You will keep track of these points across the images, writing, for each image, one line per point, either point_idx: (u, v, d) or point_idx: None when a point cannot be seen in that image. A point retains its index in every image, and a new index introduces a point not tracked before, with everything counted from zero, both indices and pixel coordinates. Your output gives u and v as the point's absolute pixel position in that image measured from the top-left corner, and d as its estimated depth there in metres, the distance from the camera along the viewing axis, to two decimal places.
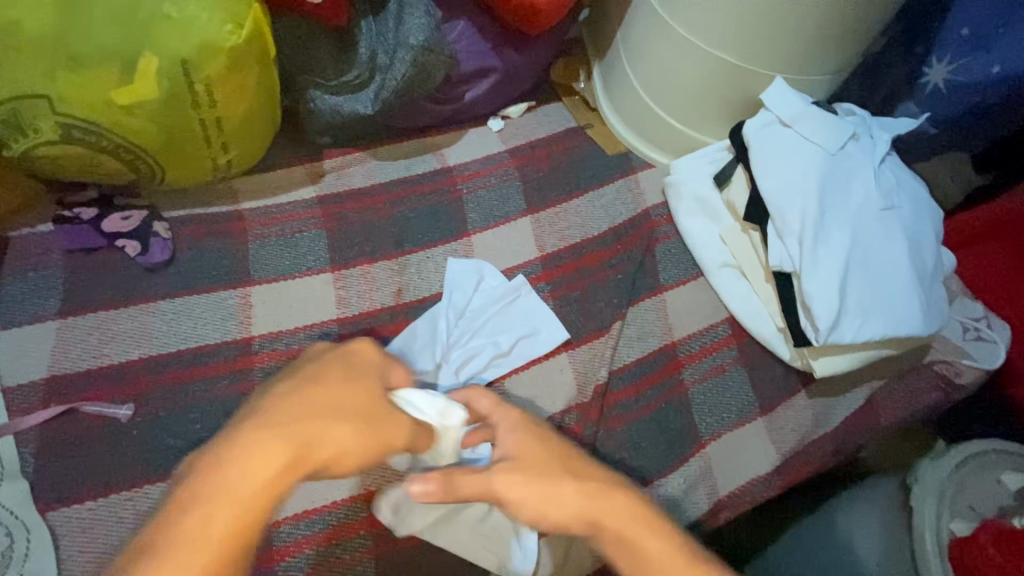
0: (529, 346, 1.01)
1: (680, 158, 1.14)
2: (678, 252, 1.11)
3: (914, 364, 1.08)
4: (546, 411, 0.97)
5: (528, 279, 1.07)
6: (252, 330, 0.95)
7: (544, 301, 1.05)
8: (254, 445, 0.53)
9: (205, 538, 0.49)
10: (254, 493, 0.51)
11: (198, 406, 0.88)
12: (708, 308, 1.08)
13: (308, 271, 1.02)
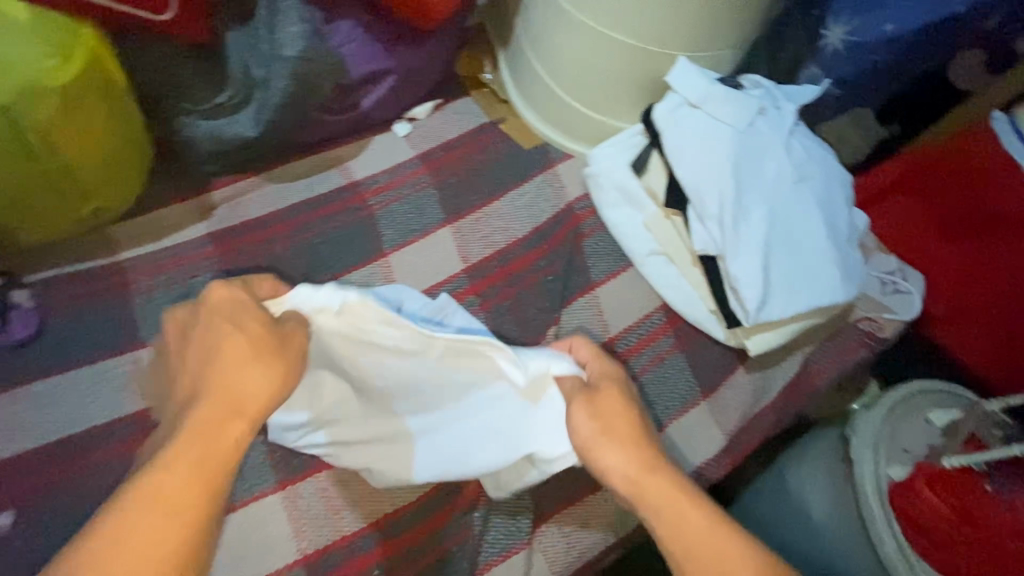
0: None
1: (597, 147, 1.10)
2: (606, 245, 1.09)
3: (840, 326, 1.11)
4: None
5: (454, 295, 1.02)
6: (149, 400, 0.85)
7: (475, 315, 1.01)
8: (188, 454, 0.59)
9: (160, 545, 0.54)
10: (204, 481, 0.59)
11: (96, 496, 0.78)
12: (641, 299, 1.06)
13: None
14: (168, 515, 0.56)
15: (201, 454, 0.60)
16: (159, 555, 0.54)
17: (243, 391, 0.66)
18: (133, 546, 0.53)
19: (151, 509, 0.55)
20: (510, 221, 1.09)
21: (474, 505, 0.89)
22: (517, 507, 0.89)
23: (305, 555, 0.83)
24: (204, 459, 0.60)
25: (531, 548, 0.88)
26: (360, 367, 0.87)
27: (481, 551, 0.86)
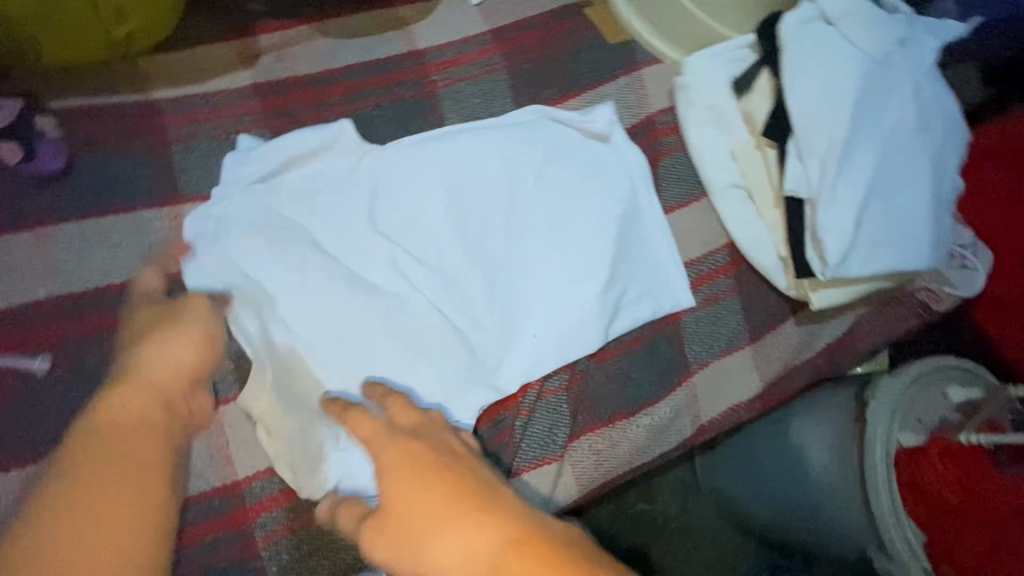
0: None
1: (695, 55, 0.97)
2: (678, 173, 0.99)
3: (897, 294, 1.08)
4: None
5: None
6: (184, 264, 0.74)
7: None
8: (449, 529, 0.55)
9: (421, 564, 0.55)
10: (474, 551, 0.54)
11: None
12: (708, 232, 0.99)
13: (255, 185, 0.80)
14: (106, 520, 0.49)
15: (167, 404, 0.61)
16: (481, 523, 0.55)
17: (163, 359, 0.64)
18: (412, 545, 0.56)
19: (109, 494, 0.50)
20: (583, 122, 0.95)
21: (514, 414, 0.86)
22: (555, 423, 0.88)
23: None
24: (140, 434, 0.56)
25: (563, 462, 0.87)
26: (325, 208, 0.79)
27: (516, 457, 0.85)
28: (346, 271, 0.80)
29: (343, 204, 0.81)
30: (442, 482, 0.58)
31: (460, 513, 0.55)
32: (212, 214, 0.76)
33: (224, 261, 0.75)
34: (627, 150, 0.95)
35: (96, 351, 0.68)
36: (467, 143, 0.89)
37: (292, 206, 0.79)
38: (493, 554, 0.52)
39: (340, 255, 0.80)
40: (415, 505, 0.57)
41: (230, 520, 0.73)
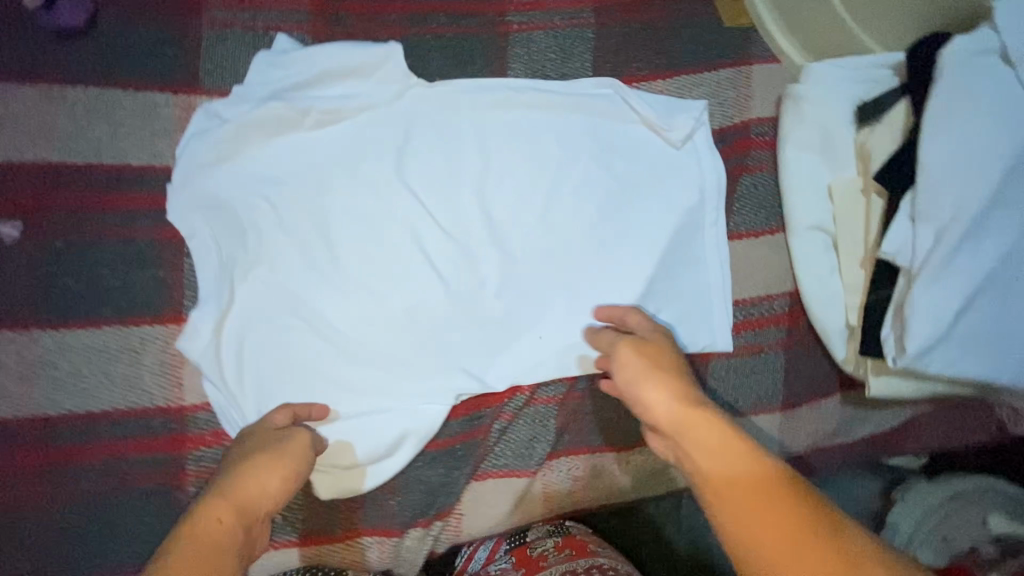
0: None
1: (823, 63, 0.81)
2: (759, 198, 0.85)
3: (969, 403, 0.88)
4: None
5: None
6: (181, 163, 0.66)
7: None
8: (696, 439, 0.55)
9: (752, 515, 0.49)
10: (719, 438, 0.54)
11: (108, 247, 0.63)
12: (773, 273, 0.85)
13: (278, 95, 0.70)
14: None
15: (241, 512, 0.50)
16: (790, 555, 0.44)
17: (251, 484, 0.53)
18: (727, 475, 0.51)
19: None
20: (666, 111, 0.81)
21: (495, 416, 0.78)
22: (536, 436, 0.80)
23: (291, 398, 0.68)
24: (218, 550, 0.45)
25: (533, 479, 0.80)
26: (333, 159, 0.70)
27: (484, 460, 0.78)
28: (346, 218, 0.70)
29: (363, 142, 0.71)
30: (679, 377, 0.61)
31: (702, 414, 0.56)
32: (223, 117, 0.68)
33: (219, 176, 0.66)
34: (706, 158, 0.81)
35: (72, 234, 0.63)
36: (524, 108, 0.77)
37: (301, 131, 0.69)
38: (721, 438, 0.53)
39: (348, 197, 0.70)
40: (661, 365, 0.63)
41: (163, 445, 0.63)
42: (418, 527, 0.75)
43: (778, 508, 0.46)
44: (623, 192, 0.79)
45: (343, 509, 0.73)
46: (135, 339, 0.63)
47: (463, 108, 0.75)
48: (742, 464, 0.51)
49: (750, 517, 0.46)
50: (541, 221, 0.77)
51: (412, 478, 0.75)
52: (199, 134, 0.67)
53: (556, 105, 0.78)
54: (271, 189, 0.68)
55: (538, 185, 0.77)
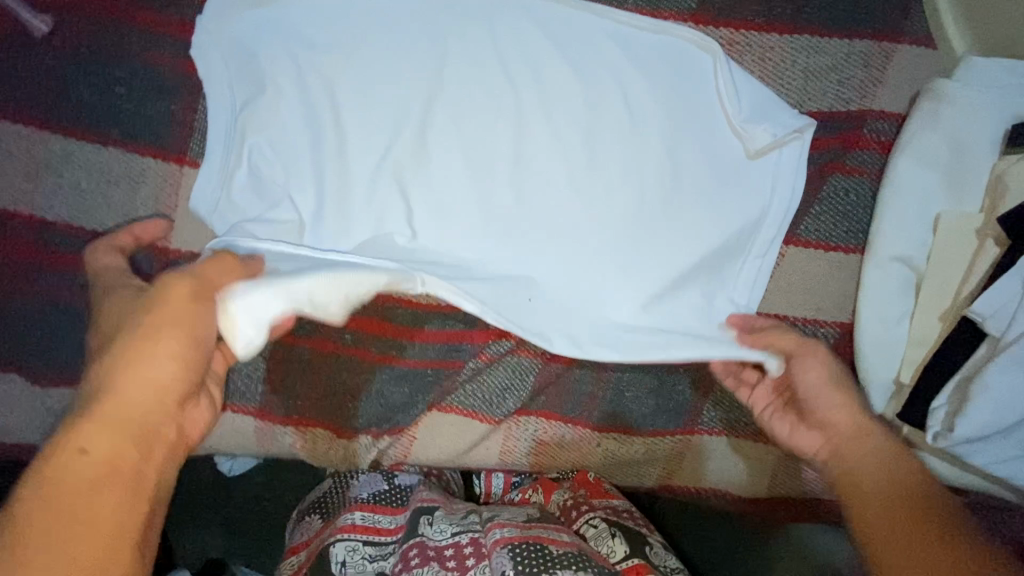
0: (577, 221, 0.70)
1: (987, 63, 0.64)
2: (846, 207, 0.71)
3: None
4: None
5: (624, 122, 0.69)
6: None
7: (630, 167, 0.70)
8: (875, 468, 0.57)
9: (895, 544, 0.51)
10: (895, 484, 0.55)
11: (130, 67, 0.61)
12: (830, 297, 0.72)
13: None
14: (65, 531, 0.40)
15: (184, 363, 0.48)
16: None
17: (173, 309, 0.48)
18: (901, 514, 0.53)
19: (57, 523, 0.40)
20: (754, 111, 0.68)
21: (475, 353, 0.74)
22: (511, 386, 0.75)
23: None
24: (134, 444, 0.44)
25: (495, 428, 0.77)
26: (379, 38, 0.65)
27: (453, 392, 0.75)
28: (378, 114, 0.65)
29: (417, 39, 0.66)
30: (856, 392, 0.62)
31: (879, 438, 0.58)
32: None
33: (252, 24, 0.62)
34: (790, 150, 0.68)
35: (99, 44, 0.60)
36: (604, 49, 0.68)
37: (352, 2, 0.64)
38: (880, 472, 0.56)
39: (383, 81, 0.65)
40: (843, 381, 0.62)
41: None
42: (369, 436, 0.74)
43: (930, 548, 0.49)
44: (684, 174, 0.70)
45: (303, 397, 0.71)
46: (139, 168, 0.62)
47: (535, 29, 0.68)
48: (909, 508, 0.53)
49: (897, 541, 0.51)
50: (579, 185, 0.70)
51: (379, 390, 0.73)
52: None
53: (642, 49, 0.69)
54: (306, 53, 0.63)
55: (590, 142, 0.69)
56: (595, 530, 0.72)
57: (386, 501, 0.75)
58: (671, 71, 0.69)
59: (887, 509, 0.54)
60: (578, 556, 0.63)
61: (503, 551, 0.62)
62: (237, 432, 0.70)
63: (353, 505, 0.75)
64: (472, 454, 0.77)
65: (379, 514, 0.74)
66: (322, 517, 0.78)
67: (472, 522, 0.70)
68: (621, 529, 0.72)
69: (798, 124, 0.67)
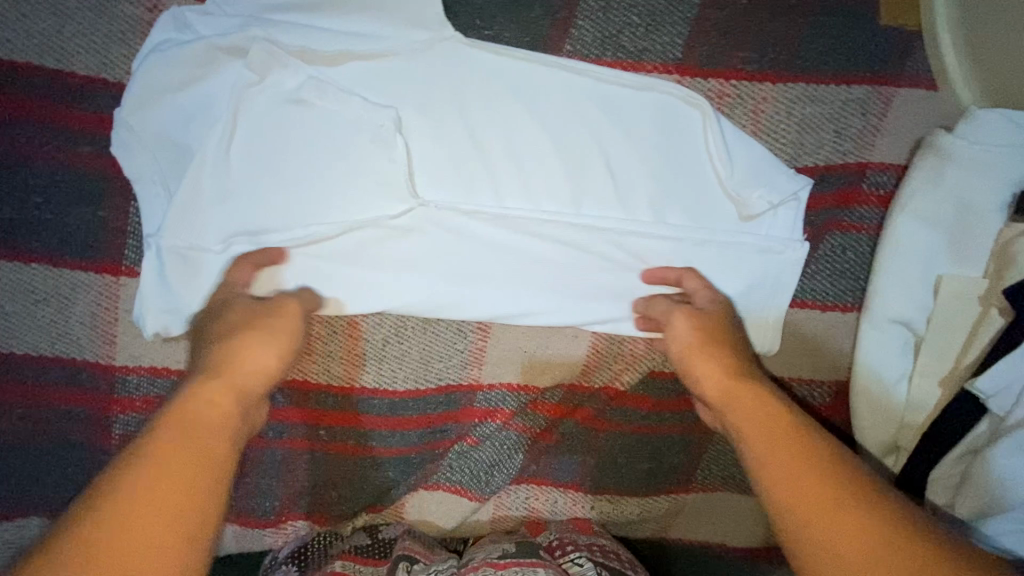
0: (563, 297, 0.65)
1: (996, 117, 0.59)
2: (843, 265, 0.67)
3: None
4: (530, 378, 0.70)
5: (611, 190, 0.63)
6: (140, 85, 0.53)
7: (617, 238, 0.64)
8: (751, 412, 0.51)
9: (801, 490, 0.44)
10: (764, 418, 0.50)
11: (43, 172, 0.53)
12: (826, 357, 0.70)
13: (272, 18, 0.55)
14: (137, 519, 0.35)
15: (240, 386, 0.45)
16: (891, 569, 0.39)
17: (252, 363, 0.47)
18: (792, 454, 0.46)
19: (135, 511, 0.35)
20: (747, 172, 0.63)
21: (460, 433, 0.71)
22: (500, 462, 0.72)
23: None
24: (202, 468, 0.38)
25: (484, 503, 0.74)
26: (331, 115, 0.57)
27: (438, 472, 0.71)
28: (337, 204, 0.58)
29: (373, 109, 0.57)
30: (720, 330, 0.59)
31: (749, 386, 0.53)
32: (198, 30, 0.54)
33: (178, 111, 0.54)
34: (785, 212, 0.64)
35: (5, 148, 0.53)
36: (584, 108, 0.62)
37: (291, 74, 0.55)
38: (776, 441, 0.47)
39: (339, 164, 0.58)
40: (701, 324, 0.59)
41: (91, 399, 0.58)
42: (354, 522, 0.71)
43: (850, 508, 0.42)
44: (676, 246, 0.65)
45: (281, 496, 0.67)
46: (67, 283, 0.55)
47: (505, 91, 0.61)
48: (806, 460, 0.45)
49: (817, 505, 0.43)
50: (564, 260, 0.64)
51: (360, 478, 0.70)
52: (162, 53, 0.53)
53: (627, 109, 0.62)
54: (240, 137, 0.55)
55: (574, 213, 0.63)
56: (579, 568, 0.65)
57: (367, 554, 0.68)
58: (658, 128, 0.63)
59: (780, 445, 0.47)
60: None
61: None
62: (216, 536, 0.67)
63: (335, 556, 0.66)
64: (463, 525, 0.75)
65: (357, 564, 0.65)
66: (297, 568, 0.66)
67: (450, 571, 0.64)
68: (609, 569, 0.65)
69: (796, 185, 0.62)
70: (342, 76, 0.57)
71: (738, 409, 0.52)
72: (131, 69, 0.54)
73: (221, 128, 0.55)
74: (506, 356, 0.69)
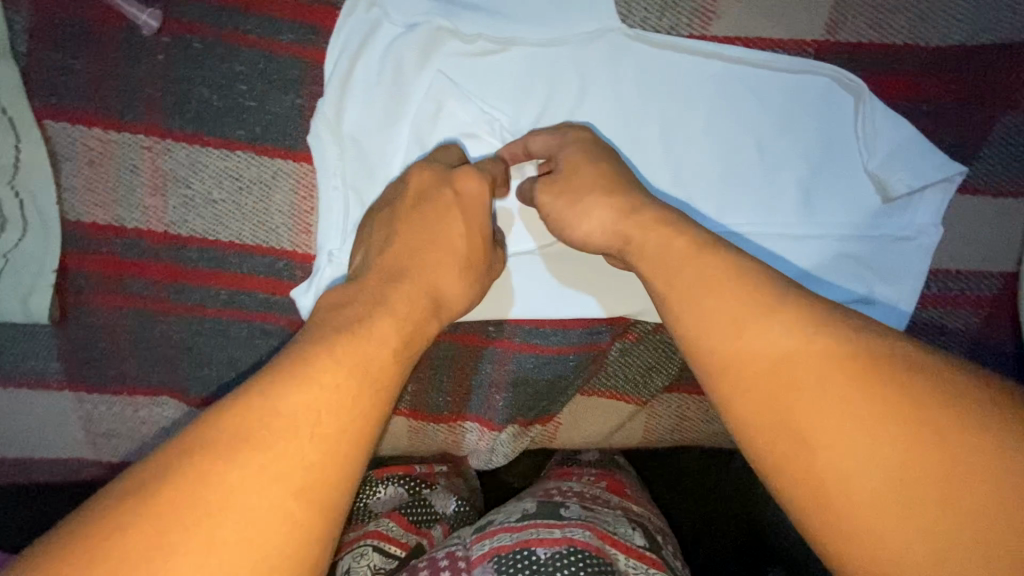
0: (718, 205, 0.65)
1: None
2: (1022, 146, 0.65)
3: None
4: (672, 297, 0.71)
5: (770, 102, 0.63)
6: None
7: (772, 146, 0.64)
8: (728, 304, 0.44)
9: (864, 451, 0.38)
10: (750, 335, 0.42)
11: (249, 58, 0.56)
12: (1001, 248, 0.67)
13: None
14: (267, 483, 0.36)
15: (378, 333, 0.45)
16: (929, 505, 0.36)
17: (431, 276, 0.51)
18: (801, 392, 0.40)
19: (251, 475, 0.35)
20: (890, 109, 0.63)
21: (618, 333, 0.71)
22: (657, 365, 0.72)
23: (466, 336, 0.67)
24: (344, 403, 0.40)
25: (640, 407, 0.74)
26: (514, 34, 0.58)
27: (596, 376, 0.72)
28: (511, 113, 0.60)
29: (547, 45, 0.59)
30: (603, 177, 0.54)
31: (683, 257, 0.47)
32: (388, 15, 0.56)
33: (365, 101, 0.57)
34: (932, 193, 0.64)
35: (215, 36, 0.55)
36: (735, 91, 0.63)
37: (475, 58, 0.58)
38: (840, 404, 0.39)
39: (514, 75, 0.59)
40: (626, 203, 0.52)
41: (283, 287, 0.60)
42: (518, 425, 0.71)
43: (885, 438, 0.37)
44: (834, 150, 0.65)
45: (452, 394, 0.69)
46: (270, 170, 0.58)
47: (674, 42, 0.61)
48: (830, 406, 0.39)
49: (872, 443, 0.37)
50: (728, 152, 0.64)
51: (524, 380, 0.70)
52: (354, 33, 0.56)
53: (803, 3, 0.61)
54: (429, 51, 0.57)
55: (732, 136, 0.64)
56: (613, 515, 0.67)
57: (409, 515, 0.74)
58: (829, 45, 0.62)
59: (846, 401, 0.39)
60: (567, 555, 0.57)
61: (489, 562, 0.59)
62: (390, 433, 0.70)
63: (382, 513, 0.73)
64: (616, 434, 0.76)
65: (395, 523, 0.72)
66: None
67: (455, 541, 0.66)
68: (641, 526, 0.67)
69: (946, 171, 0.63)
70: (511, 66, 0.59)
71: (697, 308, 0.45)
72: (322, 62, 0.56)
73: (400, 127, 0.58)
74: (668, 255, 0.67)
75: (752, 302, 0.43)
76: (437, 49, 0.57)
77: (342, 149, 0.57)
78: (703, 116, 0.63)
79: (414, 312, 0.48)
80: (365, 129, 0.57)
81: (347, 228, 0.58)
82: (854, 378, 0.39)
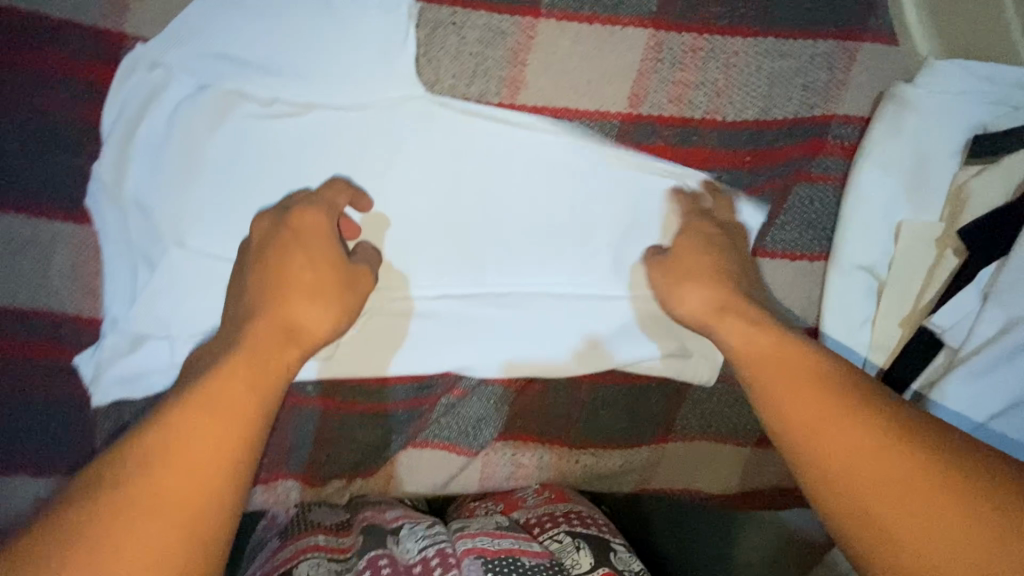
0: (535, 267, 0.67)
1: (951, 62, 0.62)
2: (812, 214, 0.70)
3: None
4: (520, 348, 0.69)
5: (584, 171, 0.66)
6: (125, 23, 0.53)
7: (586, 210, 0.67)
8: (728, 333, 0.57)
9: (893, 481, 0.42)
10: (809, 378, 0.50)
11: (16, 116, 0.53)
12: (797, 306, 0.73)
13: None
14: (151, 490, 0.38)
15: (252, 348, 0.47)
16: (948, 522, 0.39)
17: (295, 283, 0.52)
18: (816, 422, 0.47)
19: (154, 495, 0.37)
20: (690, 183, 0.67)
21: (447, 387, 0.72)
22: (487, 416, 0.74)
23: None
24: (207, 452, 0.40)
25: (472, 458, 0.76)
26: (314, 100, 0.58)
27: (426, 428, 0.73)
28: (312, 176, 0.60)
29: (353, 110, 0.60)
30: (701, 250, 0.63)
31: (733, 311, 0.58)
32: (175, 75, 0.55)
33: (147, 163, 0.55)
34: None
35: None
36: (549, 158, 0.65)
37: (267, 124, 0.58)
38: (834, 419, 0.46)
39: (319, 138, 0.59)
40: (677, 265, 0.63)
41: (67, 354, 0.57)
42: (343, 478, 0.72)
43: (901, 464, 0.42)
44: (644, 218, 0.68)
45: (271, 453, 0.69)
46: (47, 233, 0.55)
47: (480, 111, 0.63)
48: (853, 425, 0.45)
49: (876, 468, 0.42)
50: (543, 216, 0.66)
51: (349, 435, 0.70)
52: (136, 96, 0.54)
53: (606, 76, 0.65)
54: (218, 113, 0.56)
55: (546, 203, 0.66)
56: (559, 544, 0.64)
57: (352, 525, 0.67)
58: (634, 116, 0.66)
59: (846, 432, 0.45)
60: (547, 566, 0.58)
61: (473, 559, 0.56)
62: None
63: (320, 526, 0.65)
64: (451, 485, 0.77)
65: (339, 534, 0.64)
66: (280, 538, 0.65)
67: (438, 534, 0.63)
68: (586, 539, 0.65)
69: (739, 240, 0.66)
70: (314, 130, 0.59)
71: (762, 379, 0.52)
72: (99, 121, 0.54)
73: (197, 187, 0.56)
74: (481, 319, 0.67)
75: (807, 383, 0.49)
76: (228, 111, 0.56)
77: (121, 211, 0.55)
78: (517, 180, 0.65)
79: (271, 352, 0.48)
80: (147, 192, 0.55)
81: (128, 294, 0.56)
82: (920, 455, 0.42)
